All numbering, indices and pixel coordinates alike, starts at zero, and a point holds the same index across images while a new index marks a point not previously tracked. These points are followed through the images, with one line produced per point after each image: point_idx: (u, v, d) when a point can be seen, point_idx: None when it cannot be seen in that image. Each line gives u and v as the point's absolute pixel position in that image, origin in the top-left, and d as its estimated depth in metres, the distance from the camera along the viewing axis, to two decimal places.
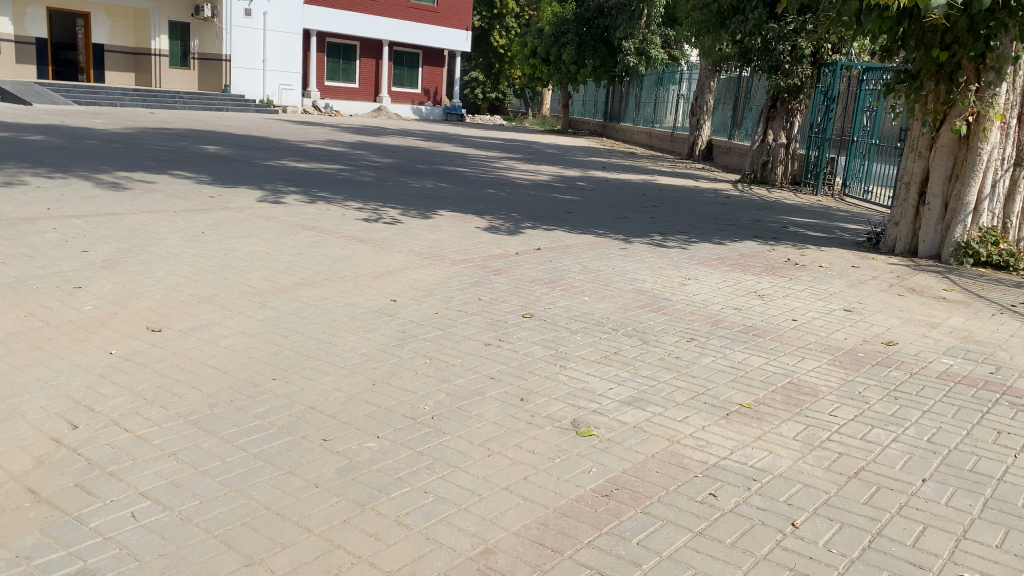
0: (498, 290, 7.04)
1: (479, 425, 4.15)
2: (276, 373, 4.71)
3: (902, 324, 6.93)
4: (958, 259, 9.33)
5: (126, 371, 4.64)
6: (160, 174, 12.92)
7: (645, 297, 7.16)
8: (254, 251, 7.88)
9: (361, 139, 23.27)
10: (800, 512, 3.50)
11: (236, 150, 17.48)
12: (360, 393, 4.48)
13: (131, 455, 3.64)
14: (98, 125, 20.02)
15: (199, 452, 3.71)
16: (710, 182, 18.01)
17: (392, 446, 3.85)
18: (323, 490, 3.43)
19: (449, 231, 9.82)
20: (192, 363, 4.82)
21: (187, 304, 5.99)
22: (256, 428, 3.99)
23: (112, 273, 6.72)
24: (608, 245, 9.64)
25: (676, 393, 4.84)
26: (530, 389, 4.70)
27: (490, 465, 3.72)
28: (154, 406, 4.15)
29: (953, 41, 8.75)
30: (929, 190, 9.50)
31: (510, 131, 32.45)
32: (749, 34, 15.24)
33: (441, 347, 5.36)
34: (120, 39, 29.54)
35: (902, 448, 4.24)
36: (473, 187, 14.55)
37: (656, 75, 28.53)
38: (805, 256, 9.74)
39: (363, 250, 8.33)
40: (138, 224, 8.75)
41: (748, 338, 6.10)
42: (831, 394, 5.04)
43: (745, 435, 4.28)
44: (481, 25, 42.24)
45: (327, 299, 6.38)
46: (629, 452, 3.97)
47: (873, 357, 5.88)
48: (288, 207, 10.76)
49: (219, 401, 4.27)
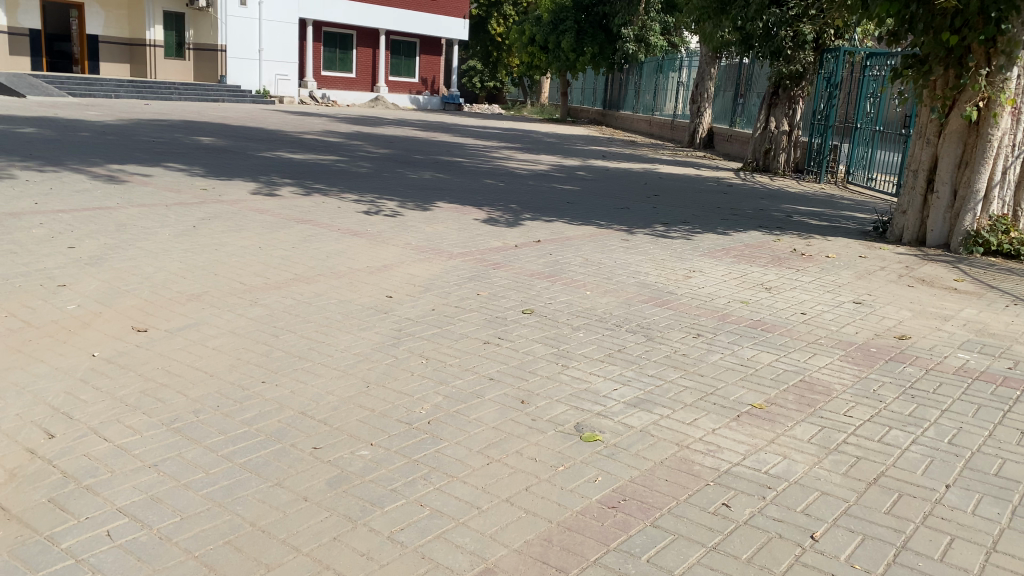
0: (497, 285, 6.82)
1: (477, 430, 3.95)
2: (266, 375, 4.51)
3: (915, 316, 6.72)
4: (968, 249, 9.08)
5: (107, 375, 4.42)
6: (153, 166, 12.67)
7: (649, 291, 6.94)
8: (245, 246, 7.66)
9: (358, 128, 22.95)
10: (818, 524, 3.30)
11: (231, 141, 17.25)
12: (354, 396, 4.28)
13: (109, 466, 3.44)
14: (92, 117, 19.71)
15: (181, 462, 3.51)
16: (712, 171, 17.79)
17: (386, 454, 3.65)
18: (312, 503, 3.23)
19: (447, 224, 9.60)
20: (178, 365, 4.61)
21: (175, 303, 5.77)
22: (242, 435, 3.78)
23: (99, 269, 6.51)
24: (610, 236, 9.41)
25: (684, 393, 4.64)
26: (530, 390, 4.50)
27: (488, 474, 3.52)
28: (135, 413, 3.94)
29: (963, 24, 8.49)
30: (938, 177, 9.28)
31: (508, 121, 32.19)
32: (751, 20, 15.05)
33: (437, 346, 5.16)
34: (114, 30, 29.18)
35: (922, 451, 4.05)
36: (471, 177, 14.32)
37: (655, 63, 28.24)
38: (811, 247, 9.53)
39: (358, 244, 8.12)
40: (127, 219, 8.52)
41: (757, 333, 5.90)
42: (845, 392, 4.83)
43: (757, 439, 4.08)
44: (479, 13, 41.82)
45: (321, 296, 6.16)
46: (636, 458, 3.77)
47: (886, 353, 5.67)
48: (283, 200, 10.54)
49: (205, 407, 4.06)
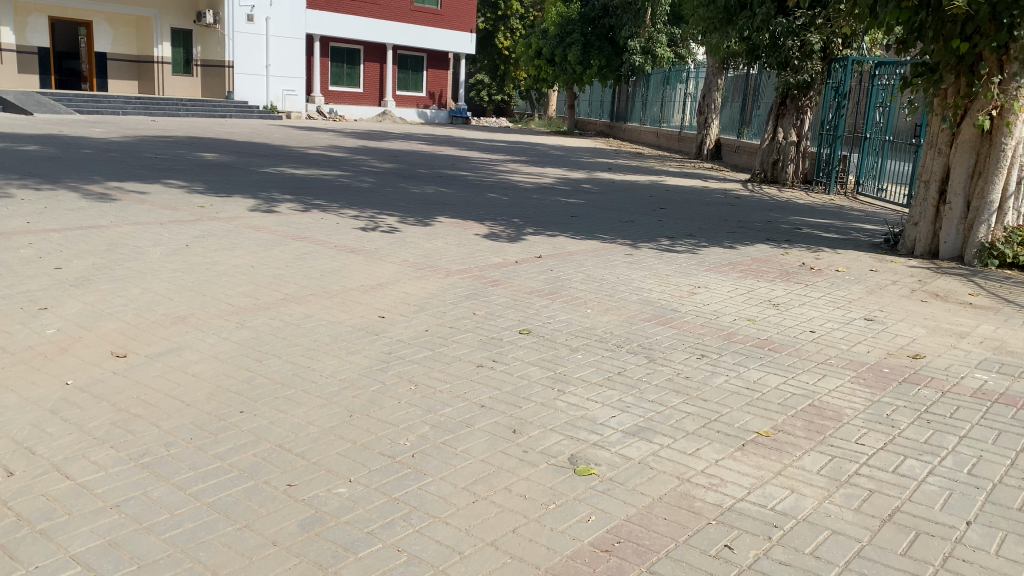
0: (495, 303, 6.61)
1: (464, 464, 3.72)
2: (245, 405, 4.27)
3: (928, 333, 6.46)
4: (983, 261, 8.83)
5: (78, 406, 4.20)
6: (152, 183, 12.50)
7: (653, 309, 6.70)
8: (238, 265, 7.48)
9: (363, 142, 22.79)
10: (828, 567, 3.05)
11: (234, 157, 17.12)
12: (335, 427, 4.05)
13: (68, 508, 3.22)
14: (96, 133, 19.68)
15: (146, 502, 3.29)
16: (720, 182, 17.56)
17: (365, 492, 3.42)
18: (281, 548, 3.00)
19: (447, 240, 9.39)
20: (154, 395, 4.38)
21: (159, 326, 5.57)
22: (213, 471, 3.56)
23: (83, 291, 6.32)
24: (613, 251, 9.18)
25: (686, 420, 4.38)
26: (523, 418, 4.26)
27: (473, 515, 3.28)
28: (103, 447, 3.73)
29: (974, 30, 8.28)
30: (950, 188, 9.04)
31: (515, 134, 32.08)
32: (757, 30, 14.78)
33: (428, 369, 4.94)
34: (122, 47, 29.25)
35: (940, 483, 3.79)
36: (475, 191, 14.12)
37: (661, 75, 28.07)
38: (820, 260, 9.30)
39: (355, 261, 7.93)
40: (119, 237, 8.36)
41: (764, 354, 5.65)
42: (857, 418, 4.58)
43: (764, 470, 3.84)
44: (486, 27, 41.97)
45: (310, 317, 5.96)
46: (634, 494, 3.52)
47: (899, 374, 5.41)
48: (281, 216, 10.36)
49: (177, 440, 3.84)
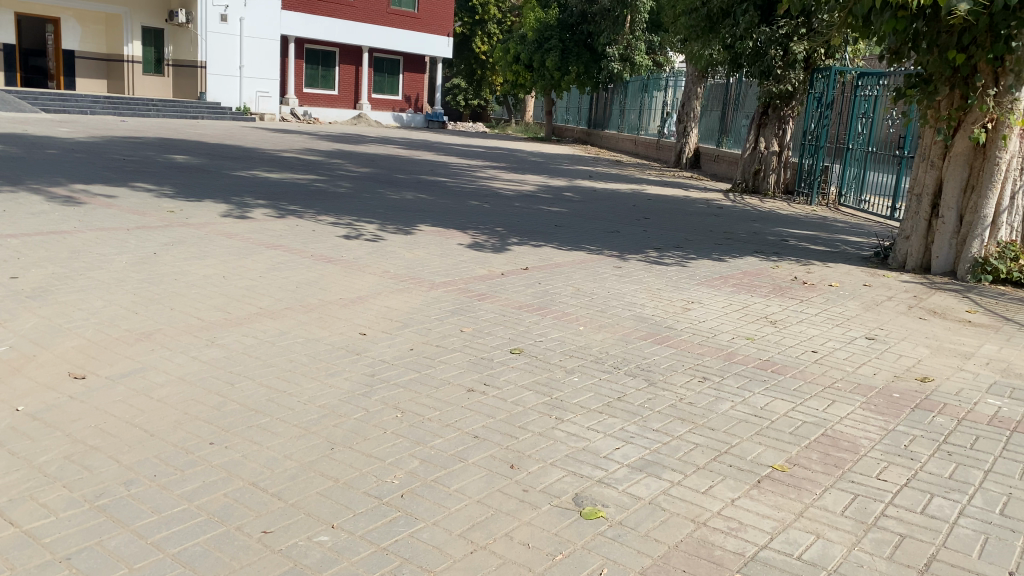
0: (482, 319, 6.27)
1: (459, 505, 3.37)
2: (216, 435, 3.89)
3: (932, 354, 6.22)
4: (976, 276, 8.65)
5: (28, 437, 3.79)
6: (119, 186, 11.97)
7: (647, 326, 6.39)
8: (208, 275, 7.06)
9: (338, 146, 22.36)
10: None
11: (204, 159, 16.57)
12: (314, 461, 3.69)
13: (10, 563, 2.83)
14: (63, 134, 18.98)
15: (100, 554, 2.90)
16: (701, 191, 17.37)
17: (349, 540, 3.06)
18: None
19: (428, 249, 9.03)
20: (115, 423, 3.98)
21: (121, 344, 5.14)
22: (179, 515, 3.18)
23: (40, 304, 5.88)
24: (601, 263, 8.88)
25: (695, 452, 4.07)
26: (520, 452, 3.92)
27: (472, 568, 2.94)
28: (54, 487, 3.33)
29: (970, 41, 8.06)
30: (943, 202, 8.84)
31: (491, 140, 31.75)
32: (740, 38, 14.77)
33: (413, 395, 4.56)
34: (91, 45, 28.51)
35: (974, 526, 3.50)
36: (456, 198, 13.78)
37: (640, 82, 27.96)
38: (812, 273, 9.08)
39: (333, 272, 7.54)
40: (82, 245, 7.90)
41: (768, 376, 5.37)
42: (874, 449, 4.29)
43: (783, 511, 3.53)
44: (463, 31, 41.62)
45: (287, 333, 5.57)
46: (647, 541, 3.20)
47: (910, 399, 5.13)
48: (255, 222, 9.92)
49: (139, 477, 3.45)
